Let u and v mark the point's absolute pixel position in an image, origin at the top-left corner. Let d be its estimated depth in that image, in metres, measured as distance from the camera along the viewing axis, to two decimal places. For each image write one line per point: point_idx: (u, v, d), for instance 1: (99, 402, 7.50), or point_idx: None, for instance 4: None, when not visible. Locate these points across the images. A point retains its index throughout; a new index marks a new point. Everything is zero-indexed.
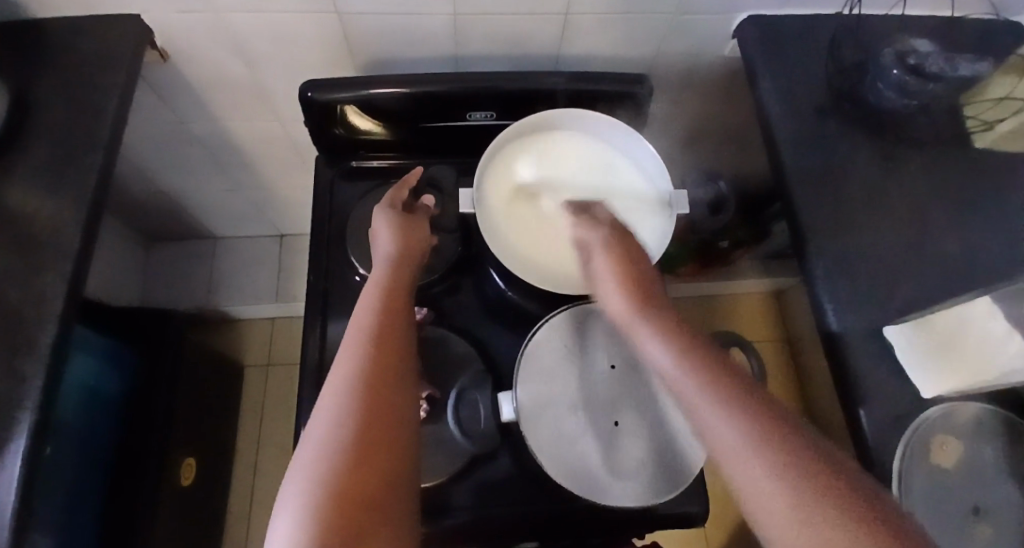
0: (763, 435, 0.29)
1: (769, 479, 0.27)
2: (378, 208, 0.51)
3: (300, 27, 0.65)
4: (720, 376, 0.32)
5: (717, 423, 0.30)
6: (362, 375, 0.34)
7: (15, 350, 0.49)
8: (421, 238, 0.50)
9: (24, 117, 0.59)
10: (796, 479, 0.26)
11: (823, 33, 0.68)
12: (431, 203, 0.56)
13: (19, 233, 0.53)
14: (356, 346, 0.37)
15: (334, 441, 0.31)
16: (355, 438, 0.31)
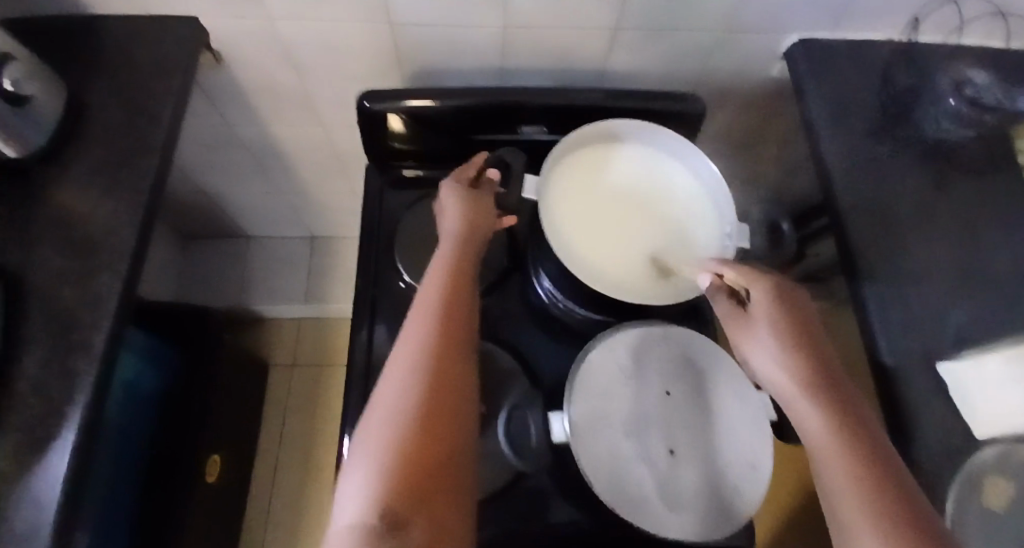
0: (856, 464, 0.34)
1: (857, 497, 0.32)
2: (446, 184, 0.52)
3: (353, 36, 0.65)
4: (836, 412, 0.37)
5: (821, 446, 0.35)
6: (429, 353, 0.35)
7: (70, 347, 0.50)
8: (489, 221, 0.49)
9: (83, 116, 0.60)
10: (878, 507, 0.32)
11: (876, 58, 0.67)
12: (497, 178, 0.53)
13: (77, 231, 0.54)
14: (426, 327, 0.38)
15: (403, 417, 0.31)
16: (417, 419, 0.31)
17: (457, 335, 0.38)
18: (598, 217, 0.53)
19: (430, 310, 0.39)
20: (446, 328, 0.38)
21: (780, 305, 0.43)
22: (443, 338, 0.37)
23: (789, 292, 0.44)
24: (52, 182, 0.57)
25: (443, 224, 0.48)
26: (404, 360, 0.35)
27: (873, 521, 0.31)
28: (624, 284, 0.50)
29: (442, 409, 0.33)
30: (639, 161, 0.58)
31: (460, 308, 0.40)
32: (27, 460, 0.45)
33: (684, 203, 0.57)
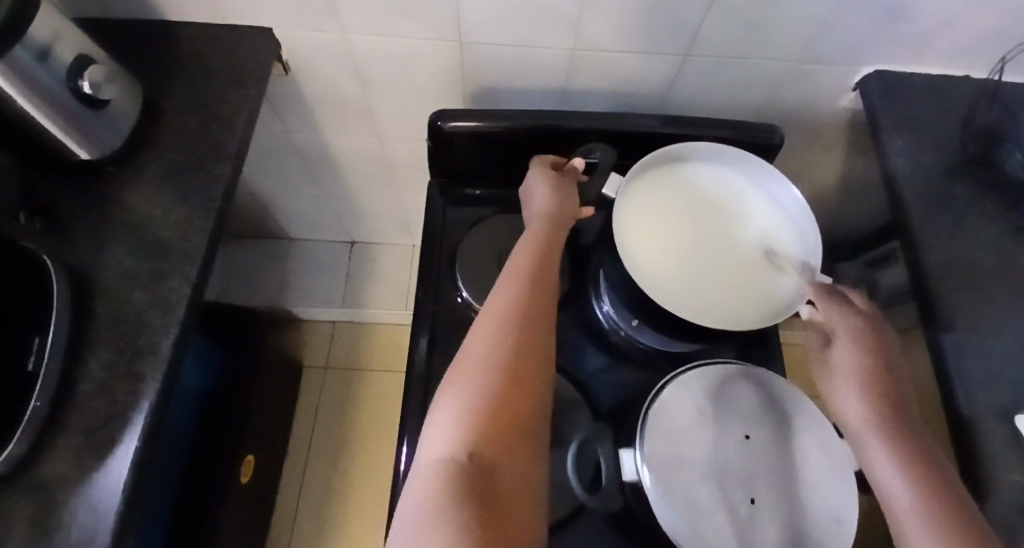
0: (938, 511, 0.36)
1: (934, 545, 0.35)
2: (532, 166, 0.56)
3: (421, 52, 0.66)
4: (919, 462, 0.39)
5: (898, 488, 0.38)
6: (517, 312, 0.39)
7: (137, 350, 0.50)
8: (571, 200, 0.52)
9: (157, 119, 0.61)
10: None
11: (954, 96, 0.65)
12: (580, 166, 0.56)
13: (147, 234, 0.55)
14: (515, 287, 0.42)
15: (488, 357, 0.36)
16: (502, 372, 0.35)
17: (539, 309, 0.41)
18: (668, 230, 0.52)
19: (519, 271, 0.43)
20: (531, 302, 0.41)
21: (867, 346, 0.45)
22: (526, 310, 0.40)
23: (874, 332, 0.46)
24: (124, 183, 0.58)
25: (529, 198, 0.53)
26: (493, 309, 0.40)
27: None
28: (679, 299, 0.49)
29: (524, 369, 0.36)
30: (717, 183, 0.56)
31: (544, 285, 0.43)
32: (90, 464, 0.45)
33: (765, 229, 0.54)
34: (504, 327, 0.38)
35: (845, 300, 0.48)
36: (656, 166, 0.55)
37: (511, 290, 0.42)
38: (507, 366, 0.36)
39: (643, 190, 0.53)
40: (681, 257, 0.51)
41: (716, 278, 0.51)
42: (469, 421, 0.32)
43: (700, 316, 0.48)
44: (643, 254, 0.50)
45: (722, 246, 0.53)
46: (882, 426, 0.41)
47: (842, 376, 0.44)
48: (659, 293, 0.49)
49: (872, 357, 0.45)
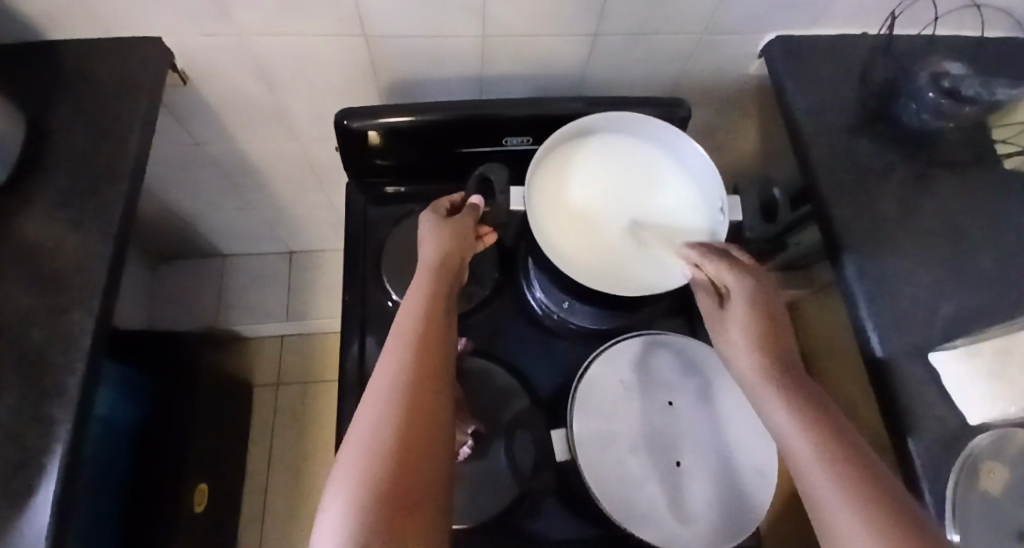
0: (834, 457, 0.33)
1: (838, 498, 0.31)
2: (424, 214, 0.50)
3: (326, 50, 0.63)
4: (819, 413, 0.36)
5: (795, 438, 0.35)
6: (405, 383, 0.34)
7: (44, 392, 0.47)
8: (467, 245, 0.48)
9: (42, 143, 0.57)
10: (862, 504, 0.30)
11: (851, 55, 0.68)
12: (479, 203, 0.51)
13: (43, 267, 0.52)
14: (400, 350, 0.36)
15: (374, 449, 0.30)
16: (391, 463, 0.29)
17: (434, 378, 0.35)
18: (580, 197, 0.53)
19: (407, 331, 0.38)
20: (424, 369, 0.35)
21: (757, 300, 0.43)
22: (420, 380, 0.34)
23: (764, 287, 0.44)
24: (12, 216, 0.54)
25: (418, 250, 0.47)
26: (378, 382, 0.34)
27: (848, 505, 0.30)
28: (579, 259, 0.51)
29: (416, 451, 0.31)
30: (629, 154, 0.57)
31: (436, 345, 0.37)
32: (6, 517, 0.43)
33: (676, 189, 0.55)
34: (391, 404, 0.32)
35: (729, 256, 0.46)
36: (580, 139, 0.56)
37: (398, 357, 0.36)
38: (396, 453, 0.30)
39: (562, 159, 0.55)
40: (588, 222, 0.53)
41: (622, 244, 0.52)
42: (358, 541, 0.25)
43: (600, 276, 0.50)
44: (550, 218, 0.52)
45: (634, 213, 0.54)
46: (774, 383, 0.39)
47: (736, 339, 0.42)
48: (560, 252, 0.50)
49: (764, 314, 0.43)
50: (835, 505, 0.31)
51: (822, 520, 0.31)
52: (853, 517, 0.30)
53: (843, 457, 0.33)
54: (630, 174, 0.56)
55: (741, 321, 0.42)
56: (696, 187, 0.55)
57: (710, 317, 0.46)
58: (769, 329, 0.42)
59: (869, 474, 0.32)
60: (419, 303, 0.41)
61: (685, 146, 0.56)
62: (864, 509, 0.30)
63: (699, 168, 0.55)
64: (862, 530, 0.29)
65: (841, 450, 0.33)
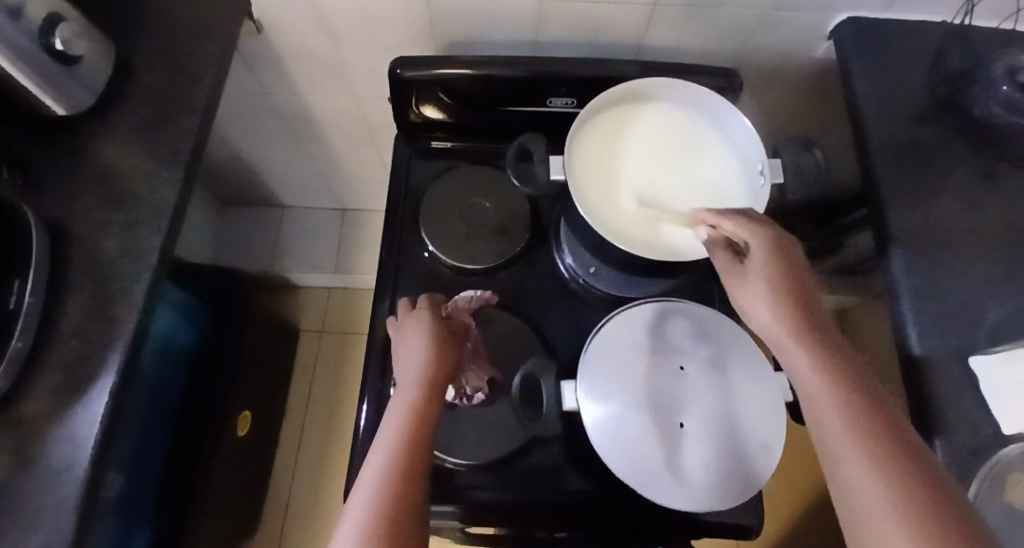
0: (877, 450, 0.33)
1: (884, 497, 0.31)
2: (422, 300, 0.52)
3: (387, 7, 0.66)
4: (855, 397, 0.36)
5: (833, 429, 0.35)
6: (399, 463, 0.36)
7: (112, 296, 0.53)
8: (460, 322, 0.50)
9: (128, 77, 0.62)
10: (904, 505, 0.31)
11: (926, 41, 0.64)
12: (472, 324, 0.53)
13: (122, 188, 0.58)
14: (396, 426, 0.38)
15: (366, 526, 0.32)
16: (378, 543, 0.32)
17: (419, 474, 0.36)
18: (617, 159, 0.54)
19: (405, 406, 0.40)
20: (410, 467, 0.36)
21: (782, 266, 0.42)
22: (406, 481, 0.35)
23: (785, 242, 0.43)
24: (98, 140, 0.60)
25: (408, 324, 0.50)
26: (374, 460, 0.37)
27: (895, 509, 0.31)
28: (604, 215, 0.51)
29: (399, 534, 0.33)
30: (676, 124, 0.56)
31: (423, 438, 0.38)
32: (72, 399, 0.49)
33: (719, 161, 0.55)
34: (383, 485, 0.35)
35: (750, 216, 0.45)
36: (628, 104, 0.56)
37: (393, 443, 0.37)
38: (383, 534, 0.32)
39: (606, 121, 0.55)
40: (620, 184, 0.53)
41: (651, 208, 0.52)
42: None
43: (621, 234, 0.50)
44: (582, 174, 0.52)
45: (675, 182, 0.54)
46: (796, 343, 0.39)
47: (761, 310, 0.41)
48: (586, 205, 0.51)
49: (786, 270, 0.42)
50: (857, 471, 0.33)
51: (844, 481, 0.34)
52: (875, 479, 0.32)
53: (865, 420, 0.35)
54: (673, 144, 0.55)
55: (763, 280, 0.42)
56: (739, 164, 0.54)
57: (727, 274, 0.45)
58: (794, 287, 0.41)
59: (889, 433, 0.34)
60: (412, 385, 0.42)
61: (735, 121, 0.54)
62: (882, 473, 0.32)
63: (746, 145, 0.54)
64: (884, 494, 0.32)
65: (863, 412, 0.35)
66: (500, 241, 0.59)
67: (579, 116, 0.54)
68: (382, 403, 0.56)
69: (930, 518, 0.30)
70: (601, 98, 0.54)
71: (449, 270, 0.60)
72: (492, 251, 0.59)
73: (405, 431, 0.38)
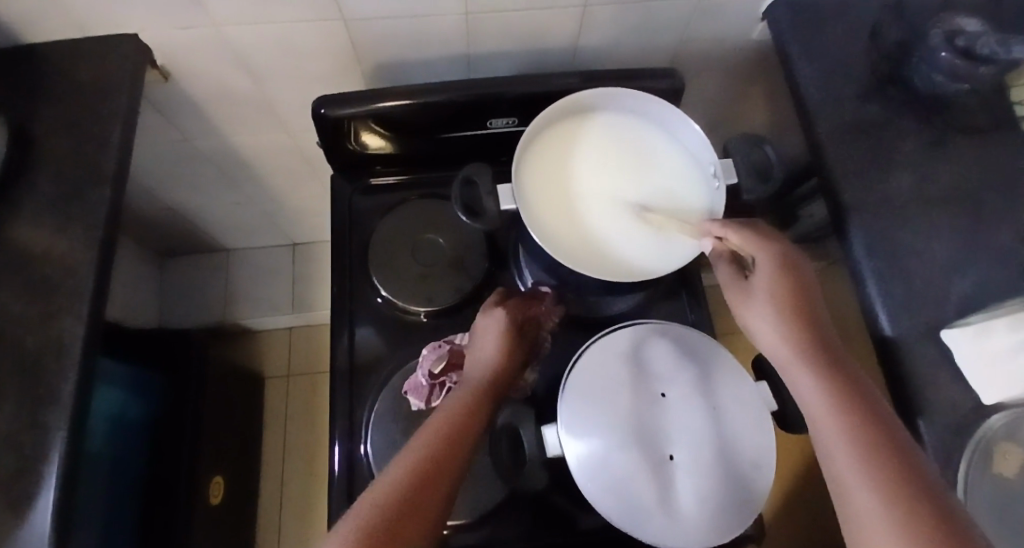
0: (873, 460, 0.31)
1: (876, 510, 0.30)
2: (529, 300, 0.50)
3: (305, 37, 0.61)
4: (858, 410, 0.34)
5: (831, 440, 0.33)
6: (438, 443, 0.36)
7: (37, 400, 0.47)
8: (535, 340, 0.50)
9: (23, 151, 0.56)
10: (897, 521, 0.29)
11: (860, 14, 0.63)
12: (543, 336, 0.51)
13: (31, 276, 0.52)
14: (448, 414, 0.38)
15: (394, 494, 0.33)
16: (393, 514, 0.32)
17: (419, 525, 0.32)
18: (566, 179, 0.51)
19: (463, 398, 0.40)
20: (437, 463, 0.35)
21: (789, 284, 0.41)
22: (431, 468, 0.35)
23: (790, 258, 0.42)
24: (3, 224, 0.54)
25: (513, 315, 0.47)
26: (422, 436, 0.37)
27: (889, 524, 0.29)
28: (561, 242, 0.48)
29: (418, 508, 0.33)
30: (624, 134, 0.54)
31: (424, 499, 0.33)
32: (8, 524, 0.44)
33: (673, 166, 0.53)
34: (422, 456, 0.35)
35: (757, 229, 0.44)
36: (572, 119, 0.54)
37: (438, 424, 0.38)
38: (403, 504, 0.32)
39: (552, 141, 0.53)
40: (574, 206, 0.50)
41: (610, 228, 0.50)
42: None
43: (581, 260, 0.47)
44: (534, 201, 0.50)
45: (630, 192, 0.52)
46: (805, 360, 0.38)
47: (767, 329, 0.40)
48: (543, 234, 0.48)
49: (794, 287, 0.41)
50: (857, 484, 0.31)
51: (845, 497, 0.32)
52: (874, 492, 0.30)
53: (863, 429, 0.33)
54: (624, 155, 0.53)
55: (767, 294, 0.41)
56: (693, 169, 0.53)
57: (734, 286, 0.43)
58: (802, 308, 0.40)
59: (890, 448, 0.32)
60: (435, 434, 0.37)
61: (683, 124, 0.52)
62: (883, 485, 0.30)
63: (697, 148, 0.52)
64: (881, 509, 0.30)
65: (870, 425, 0.33)
66: (458, 275, 0.57)
67: (521, 137, 0.51)
68: (353, 462, 0.53)
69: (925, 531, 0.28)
70: (544, 117, 0.51)
71: (410, 313, 0.57)
72: (451, 287, 0.56)
73: (402, 486, 0.33)
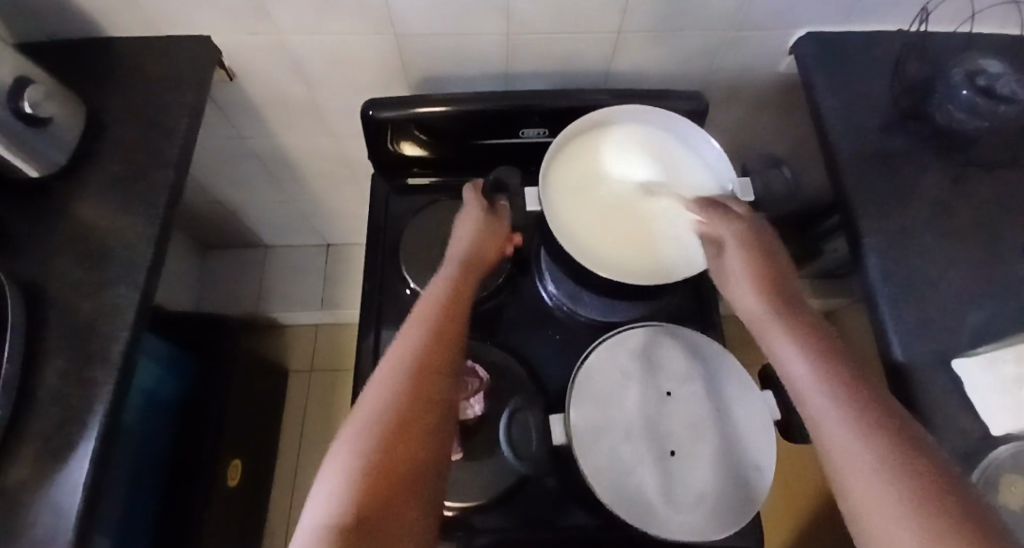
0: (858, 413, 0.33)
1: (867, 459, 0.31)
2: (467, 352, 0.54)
3: (358, 48, 0.67)
4: (835, 368, 0.36)
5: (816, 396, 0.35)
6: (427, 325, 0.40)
7: (91, 356, 0.52)
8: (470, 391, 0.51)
9: (99, 135, 0.62)
10: (893, 467, 0.30)
11: (884, 52, 0.66)
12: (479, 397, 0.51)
13: (96, 246, 0.57)
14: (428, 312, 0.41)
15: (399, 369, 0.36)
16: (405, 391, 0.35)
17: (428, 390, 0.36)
18: (590, 185, 0.54)
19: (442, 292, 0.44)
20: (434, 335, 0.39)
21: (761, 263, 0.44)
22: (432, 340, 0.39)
23: (761, 238, 0.46)
24: (77, 198, 0.59)
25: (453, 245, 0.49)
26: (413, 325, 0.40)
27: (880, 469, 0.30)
28: (581, 242, 0.51)
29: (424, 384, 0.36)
30: (649, 147, 0.57)
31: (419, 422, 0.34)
32: (53, 467, 0.48)
33: (693, 178, 0.55)
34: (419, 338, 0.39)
35: (731, 213, 0.49)
36: (599, 130, 0.57)
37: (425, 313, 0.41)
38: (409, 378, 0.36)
39: (579, 149, 0.56)
40: (595, 211, 0.53)
41: (629, 233, 0.52)
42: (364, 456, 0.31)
43: (598, 261, 0.50)
44: (558, 203, 0.52)
45: (648, 203, 0.54)
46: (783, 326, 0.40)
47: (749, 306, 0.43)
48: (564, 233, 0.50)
49: (765, 266, 0.44)
50: (850, 441, 0.32)
51: (837, 453, 0.33)
52: (864, 441, 0.32)
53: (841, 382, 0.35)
54: (645, 167, 0.56)
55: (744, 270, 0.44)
56: (713, 185, 0.55)
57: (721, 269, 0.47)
58: (770, 272, 0.44)
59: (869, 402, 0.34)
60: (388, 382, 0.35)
61: (706, 142, 0.55)
62: (873, 438, 0.32)
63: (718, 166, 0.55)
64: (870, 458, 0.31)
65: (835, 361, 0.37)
66: None
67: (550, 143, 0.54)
68: None
69: (887, 442, 0.31)
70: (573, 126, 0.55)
71: None
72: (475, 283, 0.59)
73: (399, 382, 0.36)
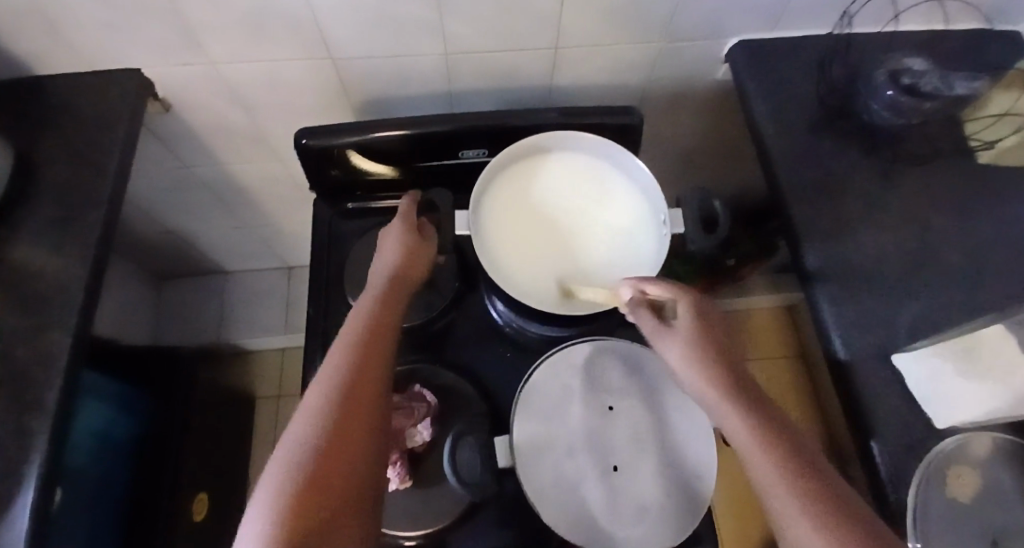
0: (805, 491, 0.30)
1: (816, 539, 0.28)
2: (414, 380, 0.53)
3: (295, 74, 0.66)
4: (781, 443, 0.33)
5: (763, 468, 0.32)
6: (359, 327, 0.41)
7: (26, 405, 0.50)
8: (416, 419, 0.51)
9: (28, 174, 0.60)
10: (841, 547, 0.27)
11: (812, 55, 0.67)
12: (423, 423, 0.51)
13: (27, 289, 0.55)
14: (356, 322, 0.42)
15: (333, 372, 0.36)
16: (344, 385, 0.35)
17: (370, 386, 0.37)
18: (521, 212, 0.56)
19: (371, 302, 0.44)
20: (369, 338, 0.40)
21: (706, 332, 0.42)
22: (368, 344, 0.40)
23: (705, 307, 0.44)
24: (4, 242, 0.57)
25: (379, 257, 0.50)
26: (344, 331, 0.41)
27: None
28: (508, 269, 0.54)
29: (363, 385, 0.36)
30: (582, 170, 0.58)
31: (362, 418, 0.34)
32: None
33: (625, 205, 0.57)
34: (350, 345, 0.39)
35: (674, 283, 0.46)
36: (533, 153, 0.58)
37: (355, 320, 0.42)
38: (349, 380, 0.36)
39: (512, 175, 0.57)
40: (524, 237, 0.55)
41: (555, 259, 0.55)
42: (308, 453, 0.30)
43: (525, 287, 0.53)
44: (488, 231, 0.54)
45: (577, 229, 0.56)
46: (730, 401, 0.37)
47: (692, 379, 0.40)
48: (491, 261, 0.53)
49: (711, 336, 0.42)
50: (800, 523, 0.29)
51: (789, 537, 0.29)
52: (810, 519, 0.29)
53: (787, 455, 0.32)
54: (576, 191, 0.57)
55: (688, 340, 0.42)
56: (642, 208, 0.56)
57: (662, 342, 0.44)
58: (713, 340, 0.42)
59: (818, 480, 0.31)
60: (329, 385, 0.36)
61: (635, 163, 0.56)
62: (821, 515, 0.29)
63: (647, 188, 0.56)
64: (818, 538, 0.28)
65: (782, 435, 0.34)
66: (427, 294, 0.59)
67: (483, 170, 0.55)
68: None
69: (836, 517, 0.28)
70: (506, 152, 0.56)
71: None
72: (420, 306, 0.58)
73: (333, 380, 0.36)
